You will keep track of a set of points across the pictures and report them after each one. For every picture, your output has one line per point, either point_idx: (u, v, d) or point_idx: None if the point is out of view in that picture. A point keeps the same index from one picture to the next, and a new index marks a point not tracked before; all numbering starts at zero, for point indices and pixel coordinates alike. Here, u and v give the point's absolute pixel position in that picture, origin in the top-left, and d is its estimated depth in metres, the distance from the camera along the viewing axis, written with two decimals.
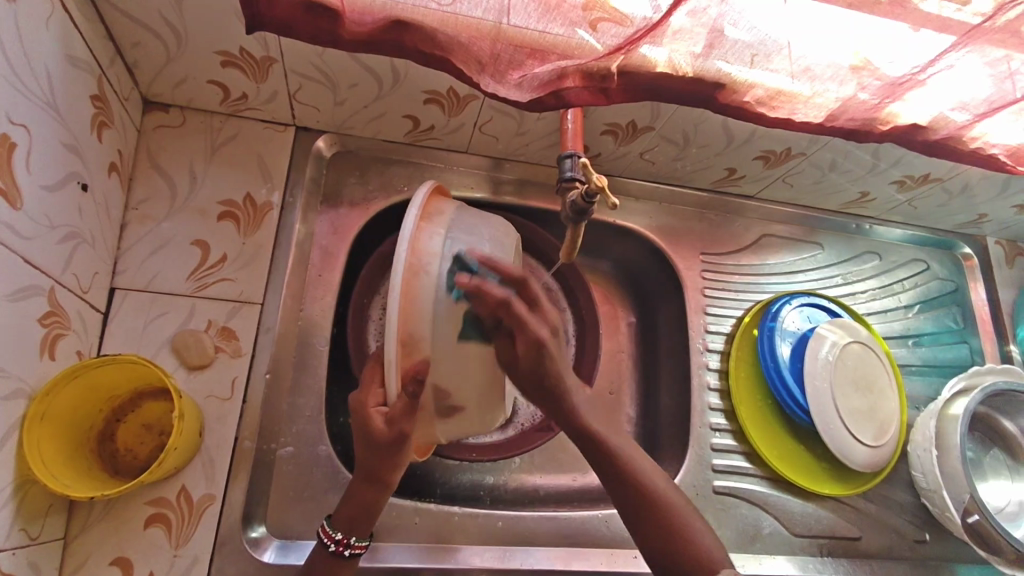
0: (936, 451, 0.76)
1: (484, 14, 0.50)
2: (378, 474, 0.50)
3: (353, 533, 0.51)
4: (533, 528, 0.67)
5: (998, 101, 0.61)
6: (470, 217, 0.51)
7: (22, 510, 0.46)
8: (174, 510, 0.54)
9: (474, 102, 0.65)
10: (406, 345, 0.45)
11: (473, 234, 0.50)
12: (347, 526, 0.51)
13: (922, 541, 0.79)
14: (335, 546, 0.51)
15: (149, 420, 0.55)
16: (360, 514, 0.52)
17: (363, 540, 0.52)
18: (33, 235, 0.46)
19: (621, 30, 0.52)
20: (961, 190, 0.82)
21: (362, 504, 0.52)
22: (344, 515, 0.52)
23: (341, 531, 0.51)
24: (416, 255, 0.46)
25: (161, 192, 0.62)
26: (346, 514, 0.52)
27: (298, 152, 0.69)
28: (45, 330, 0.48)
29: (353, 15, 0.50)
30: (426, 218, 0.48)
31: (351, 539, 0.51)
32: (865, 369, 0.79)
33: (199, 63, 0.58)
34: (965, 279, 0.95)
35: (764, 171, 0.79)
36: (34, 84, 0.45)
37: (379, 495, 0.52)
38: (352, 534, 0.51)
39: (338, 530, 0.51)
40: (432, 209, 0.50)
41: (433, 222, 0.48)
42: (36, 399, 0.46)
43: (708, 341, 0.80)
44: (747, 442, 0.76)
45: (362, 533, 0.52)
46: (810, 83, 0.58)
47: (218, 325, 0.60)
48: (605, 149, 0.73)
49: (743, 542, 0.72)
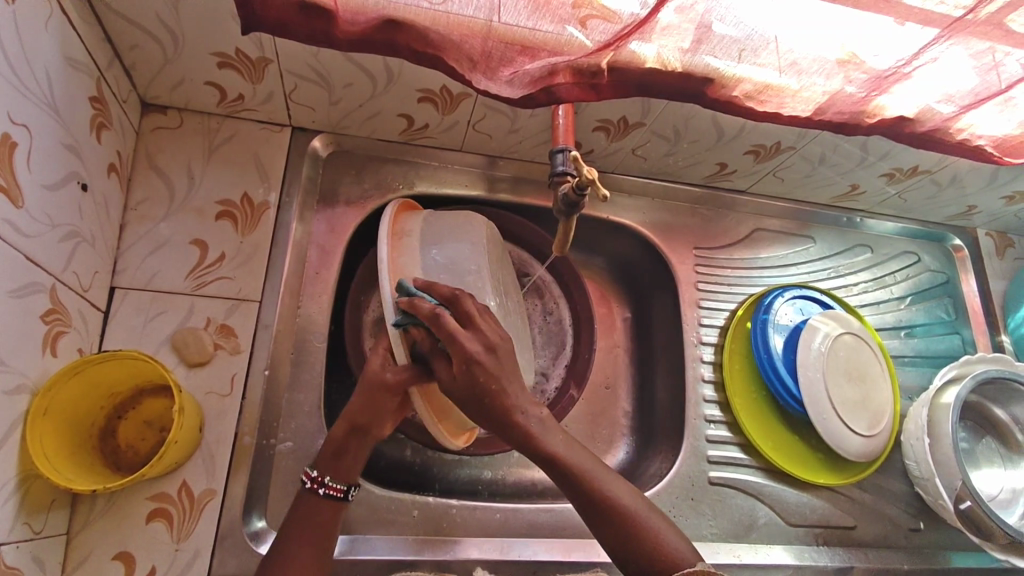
0: (928, 439, 0.76)
1: (475, 13, 0.51)
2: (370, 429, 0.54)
3: (327, 473, 0.52)
4: (531, 521, 0.68)
5: (983, 93, 0.62)
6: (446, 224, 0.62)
7: (26, 504, 0.46)
8: (176, 505, 0.55)
9: (467, 100, 0.65)
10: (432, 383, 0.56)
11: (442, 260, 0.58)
12: (325, 467, 0.53)
13: (917, 529, 0.80)
14: (311, 483, 0.52)
15: (150, 417, 0.56)
16: (332, 457, 0.53)
17: (340, 484, 0.52)
18: (35, 234, 0.47)
19: (610, 27, 0.53)
20: (950, 182, 0.83)
21: (337, 449, 0.53)
22: (322, 456, 0.53)
23: (317, 472, 0.53)
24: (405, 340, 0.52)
25: (159, 193, 0.63)
26: (323, 456, 0.53)
27: (294, 152, 0.70)
28: (47, 327, 0.49)
29: (347, 14, 0.51)
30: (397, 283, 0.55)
31: (325, 478, 0.52)
32: (858, 360, 0.80)
33: (196, 65, 0.59)
34: (956, 272, 0.96)
35: (754, 166, 0.80)
36: (34, 85, 0.46)
37: (349, 439, 0.53)
38: (325, 474, 0.52)
39: (314, 468, 0.53)
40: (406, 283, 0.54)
41: (405, 240, 0.59)
42: (39, 394, 0.47)
43: (703, 334, 0.81)
44: (742, 433, 0.77)
45: (340, 476, 0.53)
46: (797, 77, 0.59)
47: (217, 323, 0.61)
48: (597, 145, 0.74)
49: (740, 532, 0.72)
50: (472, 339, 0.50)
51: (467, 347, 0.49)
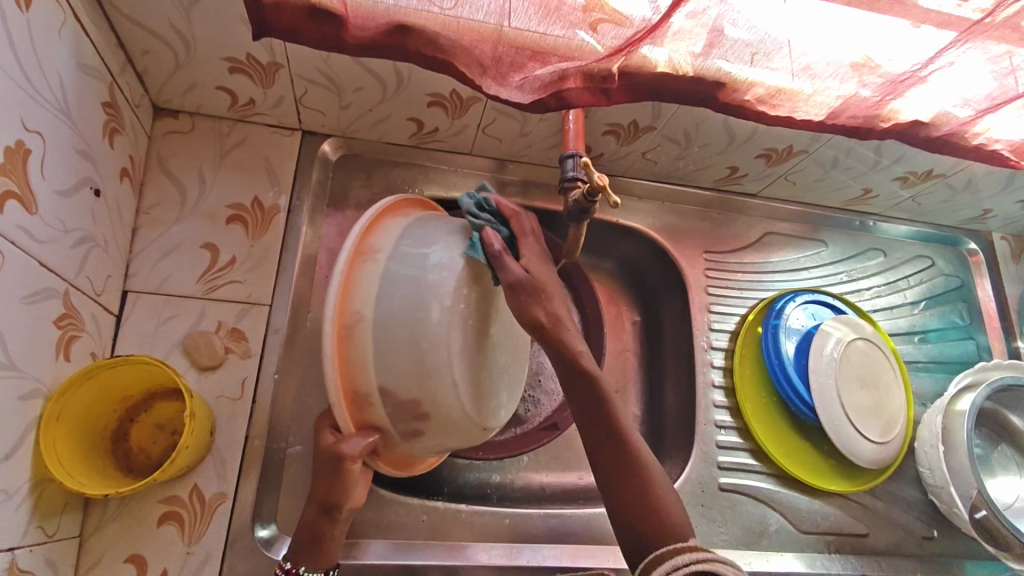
0: (942, 446, 0.76)
1: (485, 18, 0.51)
2: (328, 502, 0.50)
3: (303, 561, 0.50)
4: (539, 526, 0.68)
5: (1000, 97, 0.61)
6: (414, 237, 0.52)
7: (39, 507, 0.47)
8: (186, 508, 0.55)
9: (477, 104, 0.65)
10: (355, 400, 0.49)
11: (426, 243, 0.52)
12: (297, 556, 0.51)
13: (930, 537, 0.79)
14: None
15: (162, 421, 0.56)
16: (309, 542, 0.51)
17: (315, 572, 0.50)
18: (47, 239, 0.47)
19: (621, 31, 0.52)
20: (965, 185, 0.82)
21: (317, 534, 0.51)
22: (297, 541, 0.51)
23: (291, 561, 0.51)
24: (363, 245, 0.51)
25: (171, 196, 0.63)
26: (299, 542, 0.51)
27: (305, 156, 0.70)
28: (60, 332, 0.49)
29: (357, 20, 0.51)
30: (366, 237, 0.51)
31: (299, 568, 0.50)
32: (871, 367, 0.79)
33: (209, 71, 0.59)
34: (971, 275, 0.95)
35: (766, 169, 0.79)
36: (48, 92, 0.46)
37: (322, 520, 0.51)
38: (301, 563, 0.50)
39: (288, 560, 0.51)
40: (367, 260, 0.50)
41: (370, 258, 0.50)
42: (52, 399, 0.47)
43: (713, 339, 0.80)
44: (752, 439, 0.76)
45: (314, 564, 0.51)
46: (811, 81, 0.59)
47: (228, 327, 0.61)
48: (607, 148, 0.73)
49: (750, 540, 0.72)
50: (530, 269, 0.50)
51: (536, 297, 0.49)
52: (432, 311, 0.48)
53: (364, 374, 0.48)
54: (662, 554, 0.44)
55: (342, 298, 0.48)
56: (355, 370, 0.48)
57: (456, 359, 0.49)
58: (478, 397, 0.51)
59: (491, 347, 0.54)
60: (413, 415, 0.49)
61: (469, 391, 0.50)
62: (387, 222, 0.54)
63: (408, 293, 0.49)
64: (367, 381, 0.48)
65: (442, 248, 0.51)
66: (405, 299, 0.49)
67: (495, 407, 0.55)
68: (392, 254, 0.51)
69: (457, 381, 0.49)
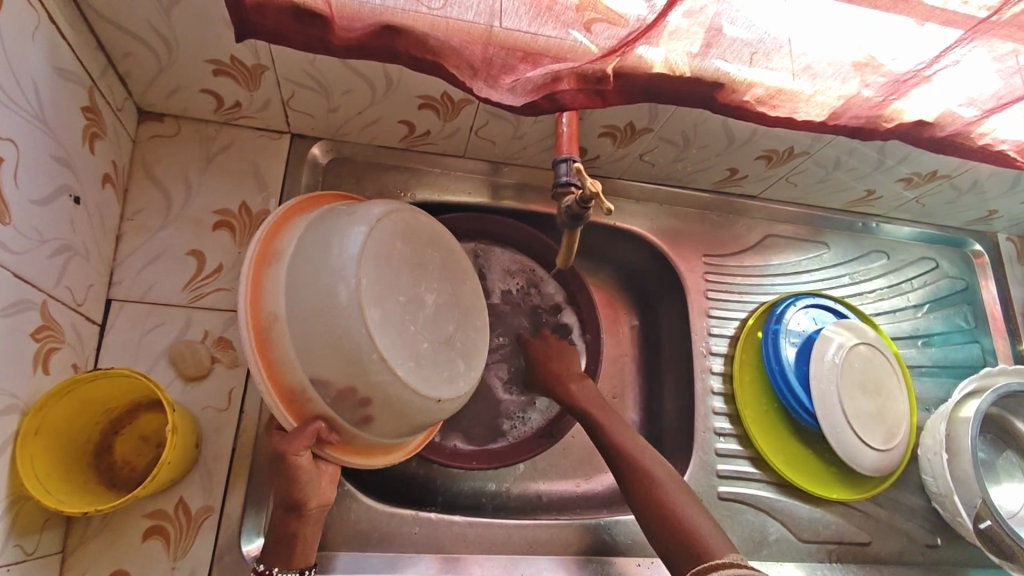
0: (946, 454, 0.74)
1: (475, 18, 0.49)
2: (290, 500, 0.50)
3: (276, 563, 0.51)
4: (535, 538, 0.66)
5: (1006, 97, 0.59)
6: (321, 225, 0.51)
7: (17, 525, 0.46)
8: (172, 523, 0.54)
9: (469, 106, 0.64)
10: (293, 398, 0.47)
11: (334, 229, 0.50)
12: (271, 557, 0.51)
13: (934, 546, 0.77)
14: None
15: (146, 433, 0.55)
16: (280, 545, 0.51)
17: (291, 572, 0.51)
18: (23, 250, 0.46)
19: (615, 31, 0.50)
20: (971, 186, 0.80)
21: (289, 534, 0.51)
22: (268, 545, 0.51)
23: (264, 562, 0.51)
24: (268, 247, 0.50)
25: (156, 202, 0.62)
26: (269, 544, 0.52)
27: (294, 159, 0.68)
28: (38, 344, 0.48)
29: (343, 21, 0.49)
30: (274, 239, 0.51)
31: (274, 568, 0.50)
32: (873, 373, 0.77)
33: (192, 73, 0.57)
34: (976, 277, 0.93)
35: (767, 171, 0.77)
36: (21, 98, 0.45)
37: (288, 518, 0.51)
38: (274, 564, 0.50)
39: (261, 562, 0.51)
40: (279, 258, 0.49)
41: (279, 255, 0.49)
42: (29, 414, 0.46)
43: (712, 344, 0.79)
44: (752, 447, 0.75)
45: (289, 564, 0.51)
46: (811, 81, 0.57)
47: (215, 336, 0.60)
48: (603, 151, 0.72)
49: (751, 550, 0.70)
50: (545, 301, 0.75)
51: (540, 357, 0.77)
52: (338, 291, 0.46)
53: (294, 372, 0.47)
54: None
55: (253, 300, 0.48)
56: (280, 367, 0.47)
57: (377, 334, 0.47)
58: (423, 370, 0.50)
59: (428, 322, 0.52)
60: (356, 402, 0.48)
61: (407, 366, 0.48)
62: (293, 220, 0.53)
63: (319, 281, 0.47)
64: (296, 375, 0.47)
65: (344, 228, 0.50)
66: (312, 288, 0.47)
67: (449, 380, 0.53)
68: (296, 247, 0.50)
69: (386, 357, 0.47)
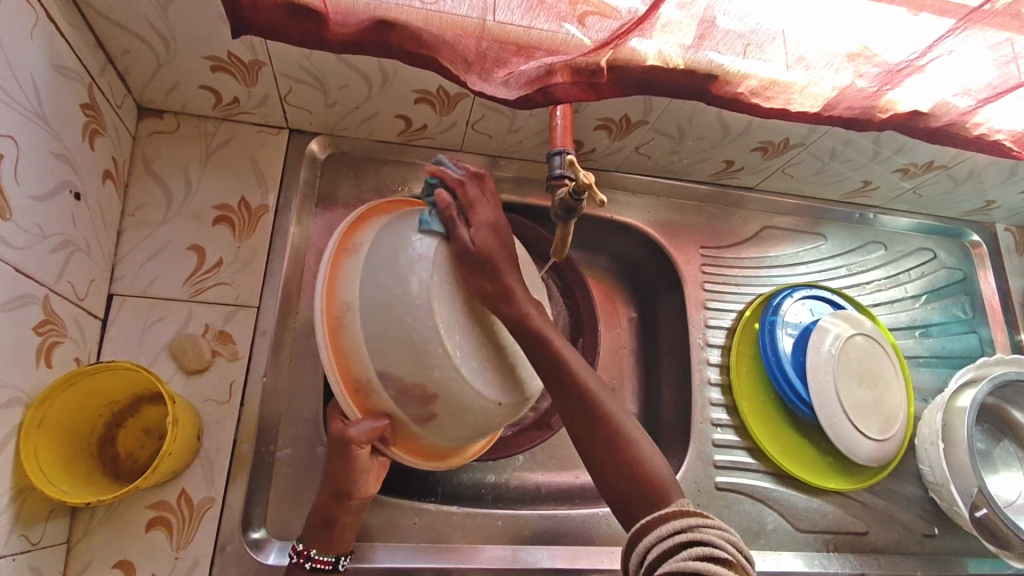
0: (943, 444, 0.74)
1: (468, 12, 0.50)
2: (337, 483, 0.52)
3: (314, 545, 0.53)
4: (534, 528, 0.67)
5: (1001, 86, 0.59)
6: (396, 224, 0.53)
7: (22, 515, 0.46)
8: (175, 513, 0.55)
9: (465, 100, 0.64)
10: (357, 387, 0.49)
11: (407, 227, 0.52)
12: (311, 538, 0.53)
13: (931, 535, 0.78)
14: (295, 557, 0.52)
15: (149, 425, 0.56)
16: (323, 526, 0.53)
17: (326, 556, 0.53)
18: (24, 245, 0.47)
19: (607, 24, 0.51)
20: (968, 176, 0.80)
21: (325, 517, 0.53)
22: (310, 527, 0.53)
23: (304, 544, 0.53)
24: (346, 242, 0.53)
25: (157, 197, 0.62)
26: (313, 526, 0.54)
27: (292, 154, 0.69)
28: (40, 338, 0.49)
29: (337, 16, 0.50)
30: (352, 234, 0.54)
31: (312, 551, 0.52)
32: (870, 363, 0.77)
33: (190, 69, 0.58)
34: (974, 268, 0.93)
35: (763, 162, 0.77)
36: (20, 95, 0.45)
37: (329, 496, 0.53)
38: (312, 546, 0.53)
39: (301, 541, 0.53)
40: (358, 249, 0.52)
41: (355, 248, 0.52)
42: (32, 406, 0.47)
43: (709, 336, 0.79)
44: (749, 437, 0.75)
45: (325, 547, 0.53)
46: (805, 72, 0.57)
47: (215, 329, 0.60)
48: (599, 143, 0.72)
49: (748, 540, 0.71)
50: (490, 211, 0.52)
51: (484, 215, 0.52)
52: (410, 284, 0.48)
53: (360, 360, 0.48)
54: (650, 521, 0.43)
55: (328, 290, 0.50)
56: (352, 356, 0.49)
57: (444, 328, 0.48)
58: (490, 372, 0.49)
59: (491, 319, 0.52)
60: (420, 398, 0.48)
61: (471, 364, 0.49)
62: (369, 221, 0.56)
63: (390, 275, 0.49)
64: (365, 365, 0.48)
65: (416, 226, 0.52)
66: (382, 279, 0.49)
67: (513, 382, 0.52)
68: (371, 241, 0.52)
69: (450, 352, 0.47)
